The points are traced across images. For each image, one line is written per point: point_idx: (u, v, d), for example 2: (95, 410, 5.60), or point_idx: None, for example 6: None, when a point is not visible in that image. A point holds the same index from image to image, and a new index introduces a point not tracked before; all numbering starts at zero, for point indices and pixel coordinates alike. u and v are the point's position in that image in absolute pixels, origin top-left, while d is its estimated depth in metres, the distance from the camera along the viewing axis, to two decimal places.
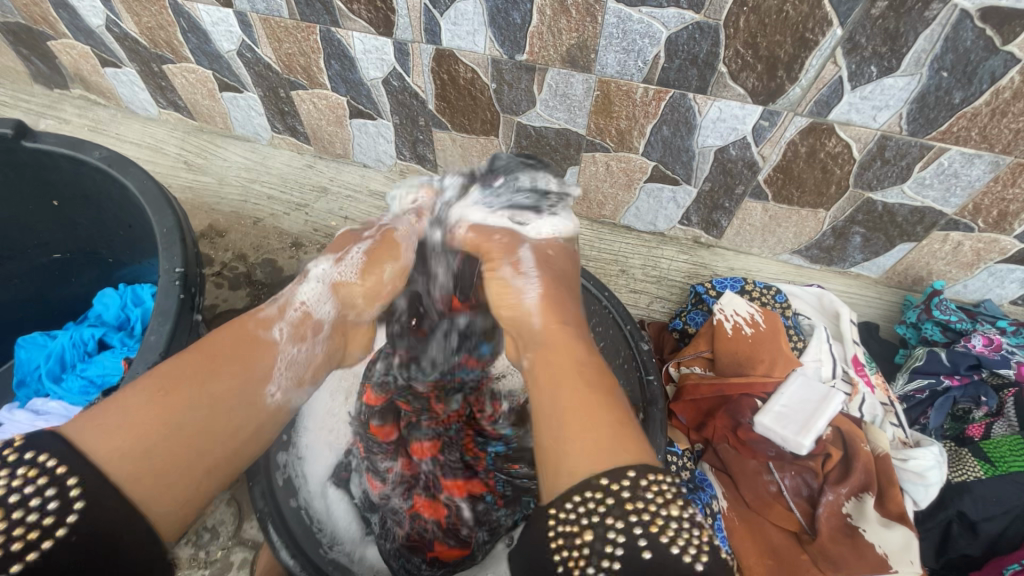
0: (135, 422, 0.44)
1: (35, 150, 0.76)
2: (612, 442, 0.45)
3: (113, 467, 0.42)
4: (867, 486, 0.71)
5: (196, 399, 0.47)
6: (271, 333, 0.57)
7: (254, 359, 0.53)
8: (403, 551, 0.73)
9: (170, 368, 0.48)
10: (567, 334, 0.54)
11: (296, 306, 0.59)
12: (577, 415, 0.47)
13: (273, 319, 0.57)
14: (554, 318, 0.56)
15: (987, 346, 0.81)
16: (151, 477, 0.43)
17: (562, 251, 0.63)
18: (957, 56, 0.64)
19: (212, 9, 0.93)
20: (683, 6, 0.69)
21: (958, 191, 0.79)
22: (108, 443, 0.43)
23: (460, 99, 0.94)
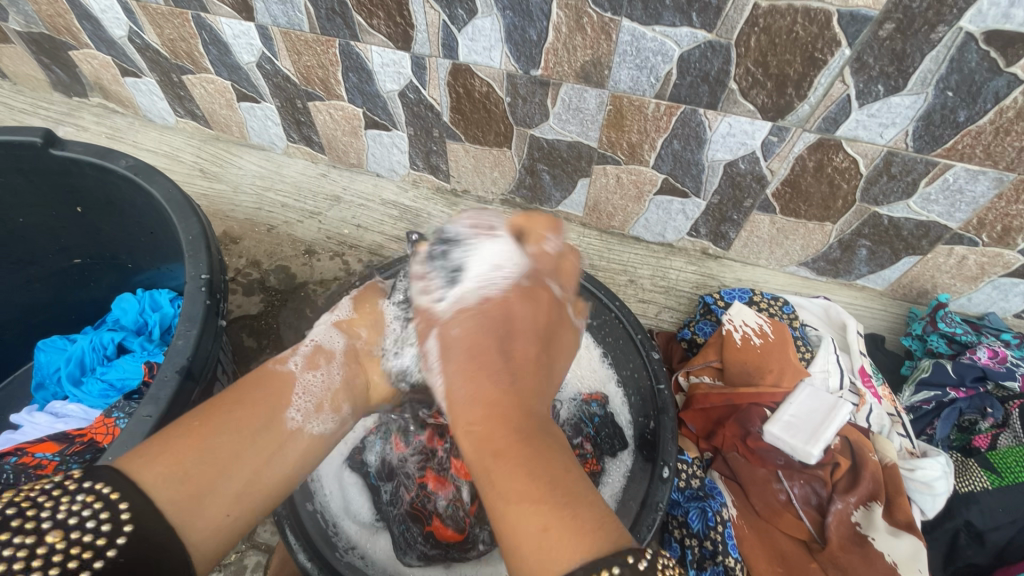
0: (171, 457, 0.48)
1: (63, 158, 0.78)
2: (546, 556, 0.41)
3: (158, 496, 0.45)
4: (874, 495, 0.73)
5: (221, 431, 0.51)
6: (288, 366, 0.62)
7: (280, 390, 0.59)
8: (406, 518, 0.76)
9: (199, 412, 0.52)
10: (493, 418, 0.50)
11: (309, 343, 0.66)
12: (514, 513, 0.44)
13: (288, 357, 0.63)
14: (462, 420, 0.52)
15: (993, 358, 0.82)
16: (188, 504, 0.46)
17: (496, 310, 0.59)
18: (962, 77, 0.66)
19: (234, 22, 0.95)
20: (696, 25, 0.71)
21: (964, 206, 0.81)
22: (155, 476, 0.46)
23: (474, 112, 0.96)
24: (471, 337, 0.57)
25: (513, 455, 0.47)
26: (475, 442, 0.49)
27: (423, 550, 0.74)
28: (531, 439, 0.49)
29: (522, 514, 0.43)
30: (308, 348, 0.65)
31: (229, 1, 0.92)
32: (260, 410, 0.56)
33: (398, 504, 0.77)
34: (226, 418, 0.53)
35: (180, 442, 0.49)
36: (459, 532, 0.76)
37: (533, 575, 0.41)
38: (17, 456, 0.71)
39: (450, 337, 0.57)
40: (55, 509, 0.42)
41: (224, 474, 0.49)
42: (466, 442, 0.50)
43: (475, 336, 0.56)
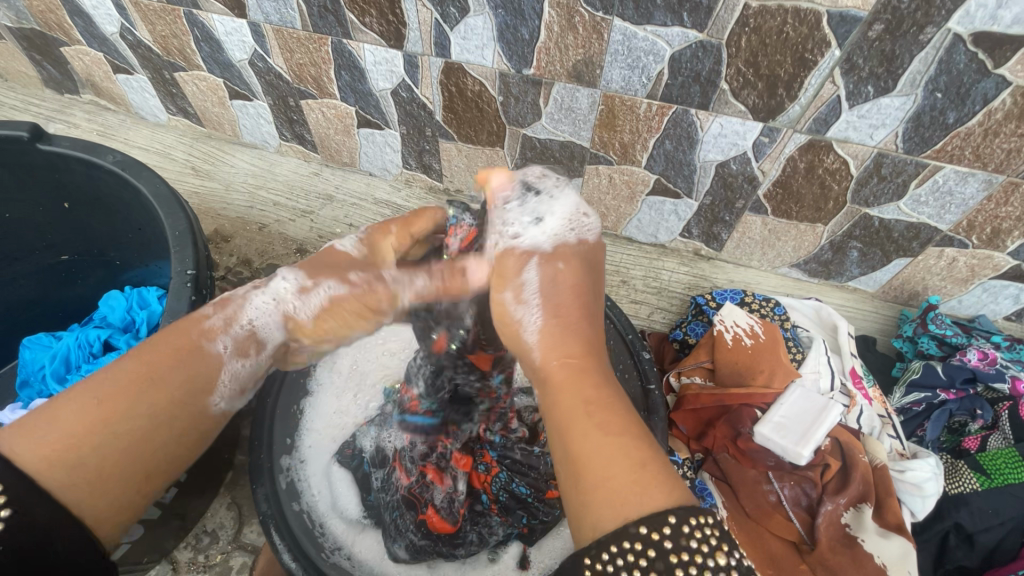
0: (66, 427, 0.40)
1: (49, 152, 0.78)
2: (642, 490, 0.39)
3: (43, 476, 0.39)
4: (864, 496, 0.73)
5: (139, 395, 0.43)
6: (216, 347, 0.49)
7: (200, 371, 0.47)
8: (400, 504, 0.75)
9: (112, 373, 0.43)
10: (582, 357, 0.46)
11: (245, 324, 0.50)
12: (602, 446, 0.41)
13: (213, 317, 0.50)
14: (554, 351, 0.46)
15: (982, 360, 0.82)
16: (87, 487, 0.41)
17: (573, 261, 0.49)
18: (951, 78, 0.66)
19: (226, 19, 0.95)
20: (687, 25, 0.71)
21: (954, 208, 0.81)
22: (36, 448, 0.40)
23: (466, 111, 0.96)
24: (573, 274, 0.48)
25: (595, 393, 0.44)
26: (572, 376, 0.45)
27: (413, 538, 0.74)
28: (613, 385, 0.45)
29: (619, 447, 0.41)
30: (241, 329, 0.50)
31: None
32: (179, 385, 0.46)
33: (390, 490, 0.77)
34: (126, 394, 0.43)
35: (83, 409, 0.41)
36: (451, 525, 0.73)
37: (627, 504, 0.39)
38: None
39: (555, 273, 0.48)
40: None
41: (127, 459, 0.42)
42: (562, 371, 0.45)
43: (576, 274, 0.49)
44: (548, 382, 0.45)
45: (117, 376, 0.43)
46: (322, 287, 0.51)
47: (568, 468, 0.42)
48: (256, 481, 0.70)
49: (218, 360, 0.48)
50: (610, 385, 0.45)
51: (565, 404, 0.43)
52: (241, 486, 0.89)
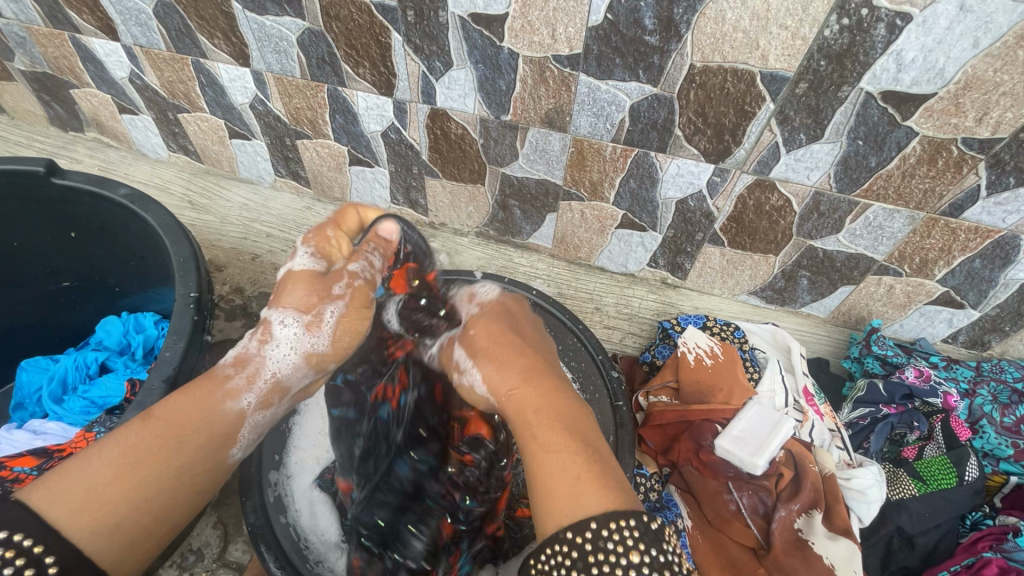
0: (104, 495, 0.43)
1: (62, 186, 0.84)
2: (573, 492, 0.45)
3: (86, 541, 0.42)
4: (815, 503, 0.79)
5: (168, 468, 0.47)
6: (240, 402, 0.55)
7: (221, 431, 0.52)
8: (379, 527, 0.78)
9: (144, 437, 0.47)
10: (528, 380, 0.55)
11: (265, 378, 0.58)
12: (540, 450, 0.48)
13: (242, 390, 0.56)
14: (503, 383, 0.56)
15: (919, 377, 0.91)
16: (125, 550, 0.44)
17: (483, 322, 0.65)
18: (868, 128, 0.77)
19: (231, 67, 1.04)
20: (643, 80, 0.81)
21: (886, 240, 0.91)
22: (77, 516, 0.42)
23: (450, 151, 1.05)
24: (488, 331, 0.64)
25: (543, 409, 0.51)
26: (520, 398, 0.53)
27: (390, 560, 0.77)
28: (561, 396, 0.53)
29: (560, 459, 0.47)
30: (263, 382, 0.58)
31: (227, 49, 1.00)
32: (203, 451, 0.50)
33: (370, 516, 0.78)
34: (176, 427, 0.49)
35: (115, 470, 0.45)
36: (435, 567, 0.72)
37: (563, 510, 0.44)
38: None
39: (473, 338, 0.64)
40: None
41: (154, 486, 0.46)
42: (512, 399, 0.54)
43: (495, 331, 0.63)
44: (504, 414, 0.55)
45: (146, 442, 0.47)
46: (325, 314, 0.64)
47: (523, 477, 0.48)
48: (246, 493, 0.73)
49: (237, 415, 0.54)
50: (552, 406, 0.51)
51: (518, 420, 0.52)
52: (227, 505, 0.92)
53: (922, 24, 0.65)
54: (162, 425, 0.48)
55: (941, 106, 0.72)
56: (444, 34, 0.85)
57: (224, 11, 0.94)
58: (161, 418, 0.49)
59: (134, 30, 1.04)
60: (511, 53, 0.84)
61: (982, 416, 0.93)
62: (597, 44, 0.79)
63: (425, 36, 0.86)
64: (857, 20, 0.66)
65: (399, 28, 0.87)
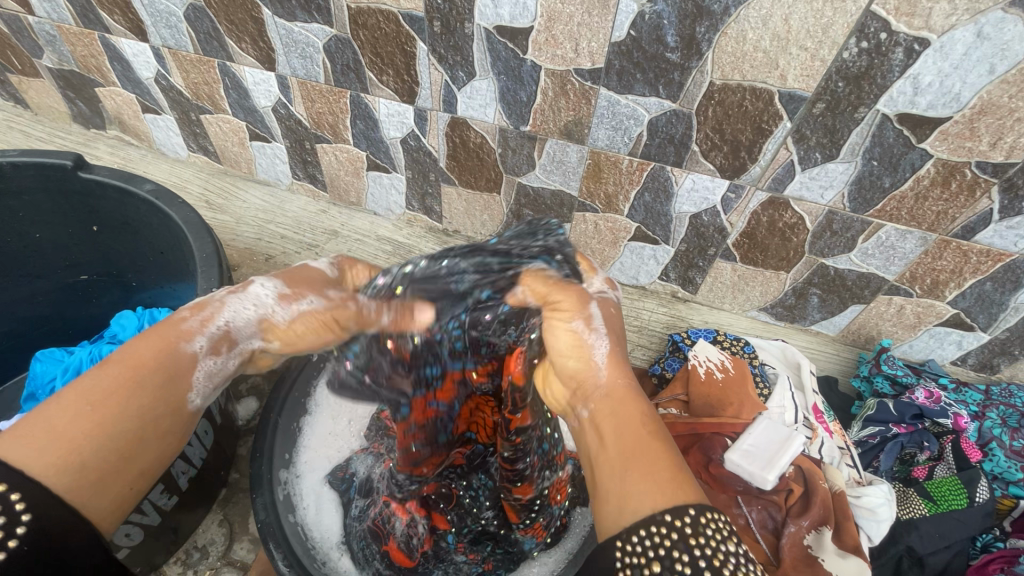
0: (67, 434, 0.41)
1: (88, 180, 0.86)
2: (678, 486, 0.42)
3: (54, 480, 0.40)
4: (825, 520, 0.79)
5: (127, 410, 0.44)
6: (192, 346, 0.50)
7: (179, 373, 0.49)
8: (366, 534, 0.74)
9: (100, 378, 0.44)
10: (636, 380, 0.50)
11: (220, 324, 0.52)
12: (647, 438, 0.45)
13: (192, 332, 0.51)
14: (617, 365, 0.50)
15: (929, 398, 0.92)
16: (93, 489, 0.42)
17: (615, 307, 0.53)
18: (883, 149, 0.78)
19: (256, 71, 1.06)
20: (663, 96, 0.83)
21: (897, 260, 0.92)
22: (40, 454, 0.40)
23: (468, 159, 1.06)
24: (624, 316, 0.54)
25: (649, 411, 0.47)
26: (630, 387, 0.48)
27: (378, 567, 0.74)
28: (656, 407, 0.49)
29: (663, 449, 0.44)
30: (217, 330, 0.52)
31: (254, 53, 1.03)
32: (161, 386, 0.47)
33: (363, 518, 0.75)
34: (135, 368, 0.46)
35: (74, 412, 0.42)
36: (410, 559, 0.73)
37: (664, 495, 0.42)
38: None
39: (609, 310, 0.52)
40: None
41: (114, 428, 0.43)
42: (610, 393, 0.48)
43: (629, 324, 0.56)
44: (608, 393, 0.48)
45: (102, 385, 0.44)
46: (304, 298, 0.55)
47: (616, 453, 0.44)
48: (255, 491, 0.74)
49: (191, 358, 0.50)
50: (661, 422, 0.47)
51: (620, 403, 0.47)
52: (234, 503, 0.91)
53: (939, 50, 0.67)
54: (119, 369, 0.45)
55: (956, 129, 0.73)
56: (468, 45, 0.87)
57: (254, 17, 0.96)
58: (118, 362, 0.46)
59: (164, 32, 1.06)
60: (533, 66, 0.86)
61: (991, 439, 0.93)
62: (619, 59, 0.81)
63: (450, 47, 0.88)
64: (875, 44, 0.68)
65: (425, 38, 0.89)
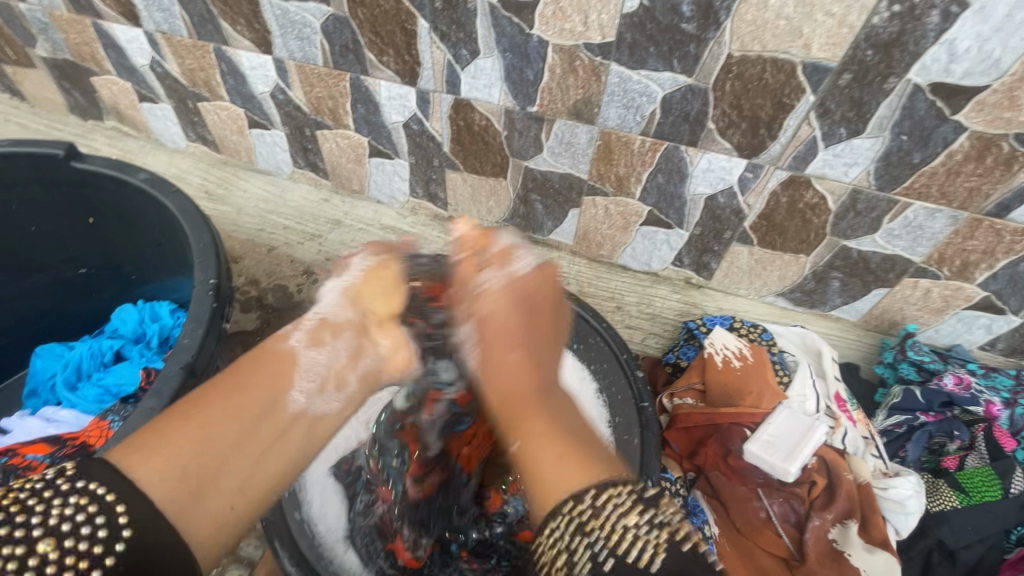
0: (172, 444, 0.52)
1: (81, 170, 0.83)
2: (564, 474, 0.49)
3: (155, 489, 0.49)
4: (850, 512, 0.77)
5: (222, 424, 0.55)
6: (289, 343, 0.64)
7: (276, 376, 0.61)
8: (373, 531, 0.75)
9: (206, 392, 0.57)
10: (521, 390, 0.59)
11: (313, 320, 0.65)
12: (537, 435, 0.53)
13: (292, 331, 0.64)
14: (493, 381, 0.61)
15: (958, 385, 0.88)
16: (188, 501, 0.50)
17: (498, 300, 0.64)
18: (914, 123, 0.74)
19: (252, 55, 1.02)
20: (677, 71, 0.78)
21: (925, 241, 0.87)
22: (150, 464, 0.50)
23: (473, 143, 1.03)
24: (505, 312, 0.64)
25: (541, 408, 0.56)
26: (508, 392, 0.59)
27: (383, 566, 0.74)
28: (570, 414, 0.57)
29: (542, 443, 0.52)
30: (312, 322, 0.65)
31: (250, 36, 0.99)
32: (257, 395, 0.59)
33: (369, 514, 0.77)
34: (236, 381, 0.59)
35: (180, 426, 0.53)
36: (416, 561, 0.76)
37: (560, 482, 0.48)
38: (8, 457, 0.73)
39: (482, 318, 0.64)
40: (45, 514, 0.43)
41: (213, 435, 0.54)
42: (494, 394, 0.60)
43: (547, 291, 0.68)
44: (497, 392, 0.60)
45: (209, 396, 0.57)
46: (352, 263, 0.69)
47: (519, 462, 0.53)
48: None
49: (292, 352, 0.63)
50: (536, 395, 0.58)
51: (512, 405, 0.58)
52: None
53: (979, 12, 0.62)
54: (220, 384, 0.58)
55: (994, 99, 0.68)
56: (471, 21, 0.83)
57: None
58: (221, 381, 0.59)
59: (157, 16, 1.03)
60: (540, 42, 0.82)
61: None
62: (630, 32, 0.76)
63: (453, 23, 0.84)
64: (909, 7, 0.63)
65: (425, 15, 0.85)
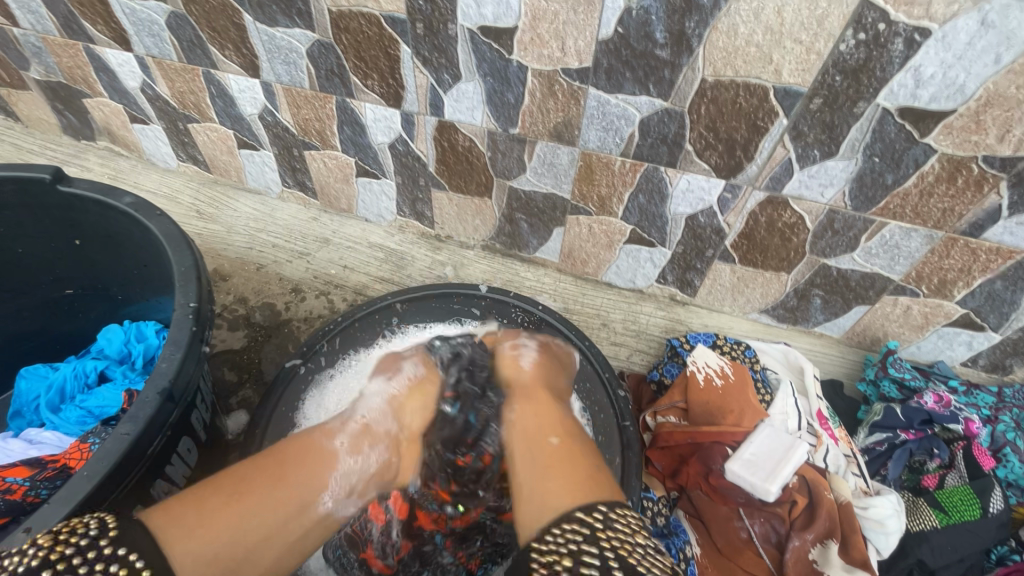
0: (209, 524, 0.54)
1: (68, 194, 0.84)
2: (589, 487, 0.58)
3: (185, 568, 0.51)
4: (831, 533, 0.76)
5: (261, 508, 0.58)
6: (334, 443, 0.68)
7: (317, 473, 0.64)
8: (343, 542, 0.76)
9: (244, 476, 0.60)
10: (543, 411, 0.69)
11: (360, 420, 0.71)
12: (544, 468, 0.61)
13: (338, 435, 0.69)
14: (523, 402, 0.71)
15: (938, 403, 0.89)
16: None
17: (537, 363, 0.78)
18: (885, 145, 0.75)
19: (241, 78, 1.04)
20: (653, 95, 0.80)
21: (902, 259, 0.88)
22: (185, 539, 0.52)
23: (458, 163, 1.04)
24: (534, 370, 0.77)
25: (553, 435, 0.66)
26: (536, 417, 0.69)
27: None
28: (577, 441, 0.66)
29: (554, 476, 0.60)
30: (356, 427, 0.70)
31: (238, 60, 1.01)
32: (292, 484, 0.61)
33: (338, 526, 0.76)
34: (276, 469, 0.62)
35: (222, 506, 0.56)
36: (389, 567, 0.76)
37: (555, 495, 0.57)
38: None
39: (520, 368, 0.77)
40: (85, 575, 0.47)
41: (250, 514, 0.57)
42: (525, 415, 0.69)
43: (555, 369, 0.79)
44: (517, 423, 0.69)
45: (246, 479, 0.60)
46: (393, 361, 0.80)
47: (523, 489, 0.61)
48: None
49: (335, 455, 0.66)
50: (564, 425, 0.68)
51: (528, 437, 0.66)
52: None
53: (941, 39, 0.63)
54: (266, 470, 0.61)
55: (961, 122, 0.69)
56: (453, 47, 0.85)
57: (235, 23, 0.94)
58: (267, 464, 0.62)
59: (147, 41, 1.04)
60: (520, 66, 0.83)
61: (1005, 444, 0.89)
62: (607, 57, 0.78)
63: (434, 49, 0.86)
64: (873, 35, 0.65)
65: (408, 40, 0.86)
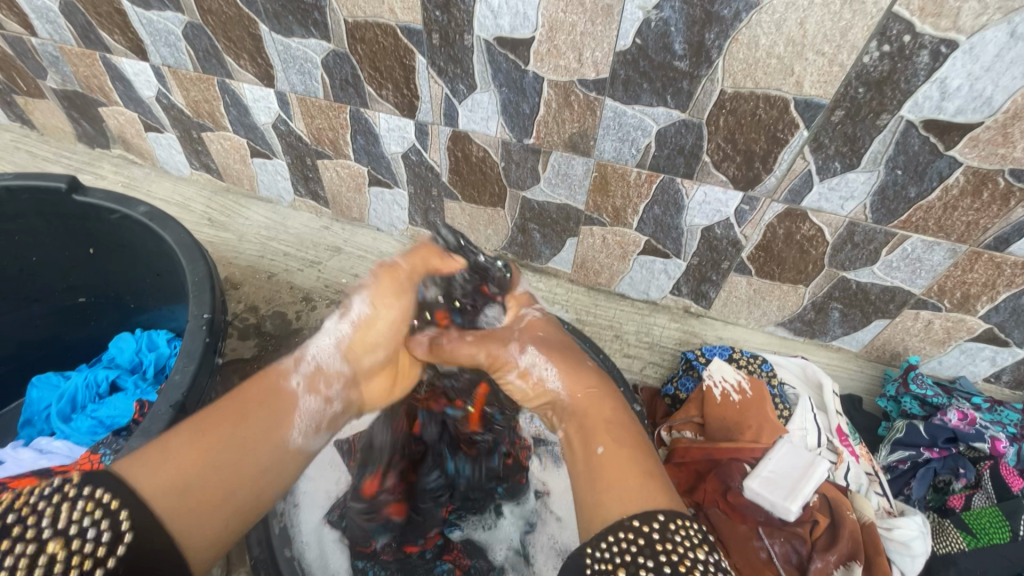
0: (179, 461, 0.48)
1: (83, 203, 0.84)
2: (645, 488, 0.49)
3: (157, 501, 0.46)
4: (854, 554, 0.74)
5: (230, 446, 0.52)
6: (290, 382, 0.61)
7: (281, 410, 0.58)
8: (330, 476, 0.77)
9: (210, 413, 0.54)
10: (599, 389, 0.60)
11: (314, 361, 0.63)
12: (606, 453, 0.52)
13: (291, 372, 0.61)
14: (578, 383, 0.61)
15: (963, 420, 0.87)
16: (189, 514, 0.47)
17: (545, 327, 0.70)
18: (908, 157, 0.74)
19: (255, 88, 1.04)
20: (671, 106, 0.79)
21: (924, 273, 0.87)
22: (151, 475, 0.47)
23: (471, 173, 1.04)
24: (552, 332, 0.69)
25: (614, 417, 0.56)
26: (593, 397, 0.59)
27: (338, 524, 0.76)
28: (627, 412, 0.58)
29: (625, 458, 0.51)
30: (309, 365, 0.63)
31: (253, 70, 1.01)
32: (261, 422, 0.56)
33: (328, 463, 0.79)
34: (244, 407, 0.56)
35: (188, 447, 0.50)
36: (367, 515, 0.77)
37: (632, 500, 0.48)
38: None
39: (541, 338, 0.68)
40: (53, 517, 0.42)
41: (222, 449, 0.51)
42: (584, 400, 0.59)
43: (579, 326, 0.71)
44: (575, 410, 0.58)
45: (214, 418, 0.53)
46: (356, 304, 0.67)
47: (582, 485, 0.52)
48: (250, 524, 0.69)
49: (293, 393, 0.60)
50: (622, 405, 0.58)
51: (589, 419, 0.56)
52: None
53: (968, 51, 0.62)
54: (234, 407, 0.55)
55: (988, 135, 0.68)
56: (468, 57, 0.84)
57: (251, 34, 0.94)
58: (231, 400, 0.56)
59: (164, 50, 1.05)
60: (536, 77, 0.83)
61: None
62: (624, 68, 0.77)
63: (450, 59, 0.86)
64: (898, 47, 0.64)
65: (423, 51, 0.86)
